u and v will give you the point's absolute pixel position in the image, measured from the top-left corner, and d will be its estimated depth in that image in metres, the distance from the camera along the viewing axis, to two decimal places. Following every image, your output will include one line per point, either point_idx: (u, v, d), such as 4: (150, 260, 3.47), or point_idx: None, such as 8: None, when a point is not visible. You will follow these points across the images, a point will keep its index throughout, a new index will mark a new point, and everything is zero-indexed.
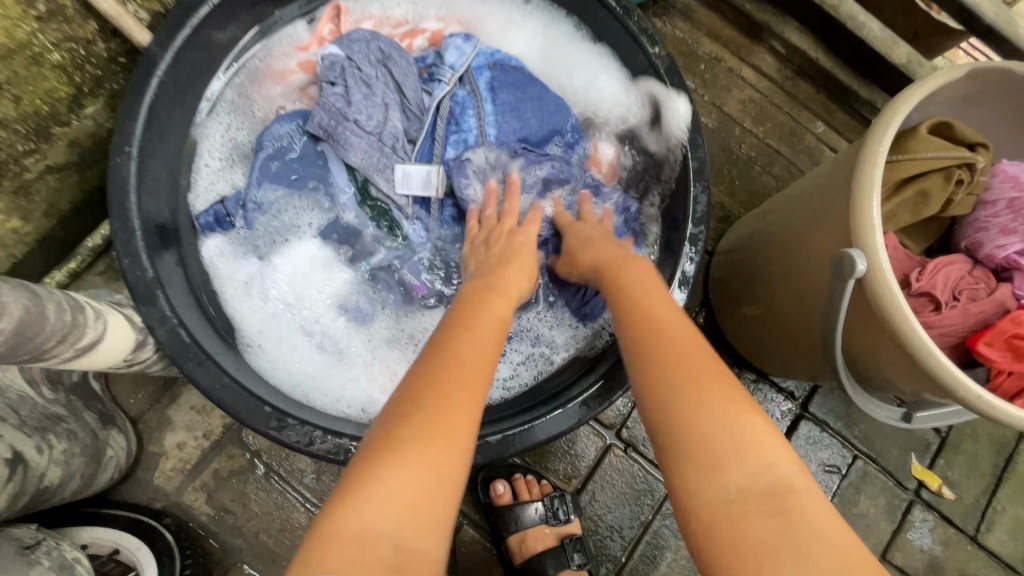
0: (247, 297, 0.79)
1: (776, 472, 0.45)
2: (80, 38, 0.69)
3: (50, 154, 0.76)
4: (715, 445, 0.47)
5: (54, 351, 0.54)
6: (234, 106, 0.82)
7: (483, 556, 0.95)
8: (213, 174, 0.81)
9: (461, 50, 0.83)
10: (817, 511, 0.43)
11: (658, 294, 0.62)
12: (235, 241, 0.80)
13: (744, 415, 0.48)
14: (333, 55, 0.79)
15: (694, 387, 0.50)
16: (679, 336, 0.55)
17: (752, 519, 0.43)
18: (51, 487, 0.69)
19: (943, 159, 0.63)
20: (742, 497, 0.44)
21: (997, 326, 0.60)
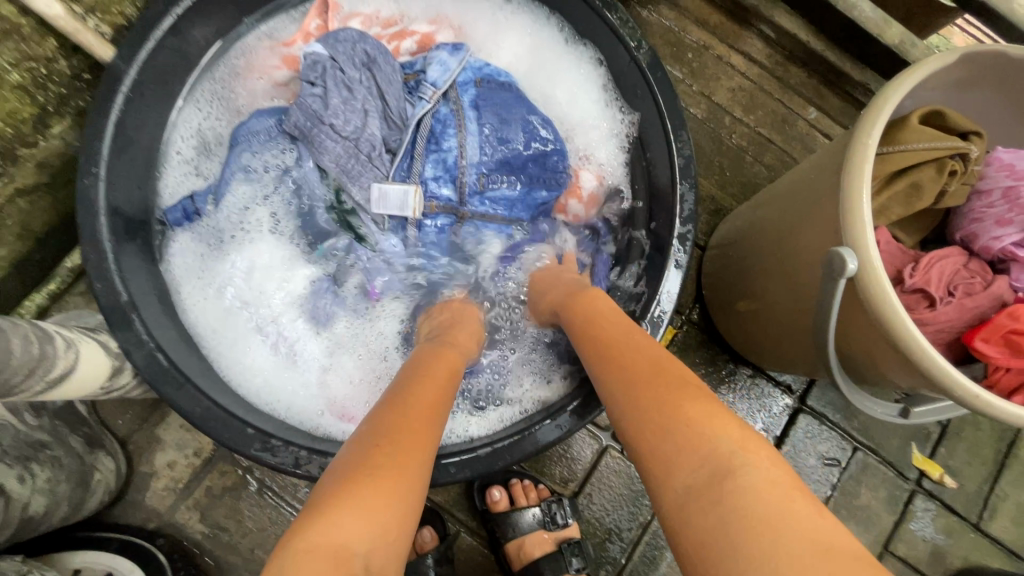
0: (207, 292, 0.76)
1: (715, 455, 0.45)
2: (41, 56, 0.67)
3: (19, 176, 0.75)
4: (658, 443, 0.48)
5: (24, 385, 0.52)
6: (212, 96, 0.79)
7: (482, 563, 0.94)
8: (184, 164, 0.78)
9: (444, 64, 0.79)
10: (751, 485, 0.42)
11: (607, 310, 0.63)
12: (199, 239, 0.78)
13: (689, 408, 0.48)
14: (316, 54, 0.75)
15: (640, 387, 0.52)
16: (627, 347, 0.57)
17: (699, 514, 0.43)
18: (37, 516, 0.68)
19: (936, 150, 0.61)
20: (690, 489, 0.44)
21: (994, 321, 0.58)
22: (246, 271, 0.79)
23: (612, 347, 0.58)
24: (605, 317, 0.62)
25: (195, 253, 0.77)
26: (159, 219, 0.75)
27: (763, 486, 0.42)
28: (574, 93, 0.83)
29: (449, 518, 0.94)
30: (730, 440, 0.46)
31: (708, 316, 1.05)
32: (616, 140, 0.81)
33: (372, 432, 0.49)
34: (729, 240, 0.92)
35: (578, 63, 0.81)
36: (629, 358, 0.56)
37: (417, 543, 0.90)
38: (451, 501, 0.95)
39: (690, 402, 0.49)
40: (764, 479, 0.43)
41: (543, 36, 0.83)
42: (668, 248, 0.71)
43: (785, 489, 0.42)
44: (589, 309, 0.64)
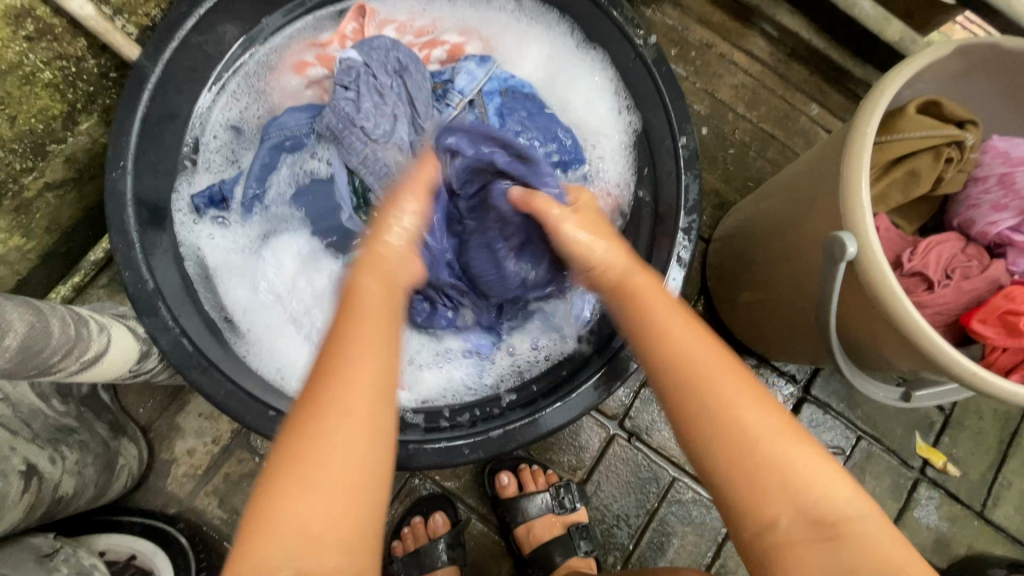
0: (239, 275, 0.80)
1: (832, 504, 0.47)
2: (71, 55, 0.70)
3: (48, 171, 0.78)
4: (767, 484, 0.48)
5: (61, 365, 0.55)
6: (246, 90, 0.83)
7: (492, 548, 0.96)
8: (220, 151, 0.83)
9: (472, 74, 0.83)
10: (869, 535, 0.46)
11: (665, 309, 0.57)
12: (234, 232, 0.81)
13: (793, 446, 0.49)
14: (351, 60, 0.78)
15: (739, 423, 0.49)
16: (711, 370, 0.52)
17: (798, 550, 0.47)
18: (66, 497, 0.70)
19: (931, 139, 0.63)
20: (791, 528, 0.47)
21: (991, 302, 0.60)
22: (275, 264, 0.81)
23: (693, 357, 0.53)
24: (658, 312, 0.56)
25: (232, 241, 0.81)
26: (188, 204, 0.79)
27: (871, 532, 0.47)
28: (590, 100, 0.85)
29: (461, 504, 0.96)
30: (841, 488, 0.48)
31: (713, 308, 1.07)
32: (628, 149, 0.83)
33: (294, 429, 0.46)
34: (731, 233, 0.95)
35: (592, 70, 0.84)
36: (715, 390, 0.51)
37: (429, 528, 0.91)
38: (462, 487, 0.97)
39: (793, 442, 0.49)
40: (867, 523, 0.47)
41: (563, 42, 0.85)
42: (673, 238, 0.73)
43: (889, 534, 0.47)
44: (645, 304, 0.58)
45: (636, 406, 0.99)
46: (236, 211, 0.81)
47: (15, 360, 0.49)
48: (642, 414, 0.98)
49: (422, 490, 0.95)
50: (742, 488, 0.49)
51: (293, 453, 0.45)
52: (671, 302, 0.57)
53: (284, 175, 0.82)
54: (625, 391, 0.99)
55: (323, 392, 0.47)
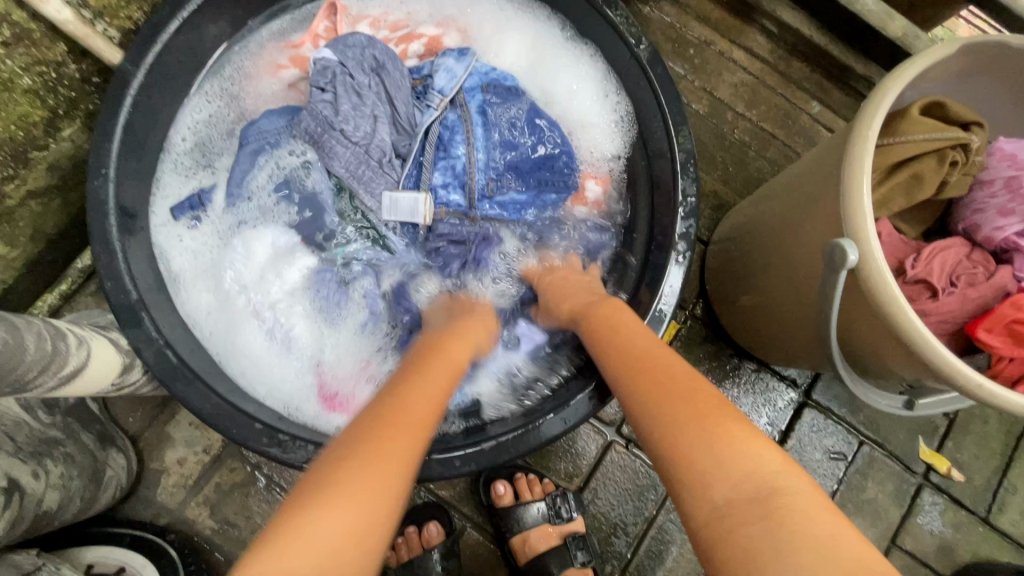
0: (208, 269, 0.79)
1: (765, 478, 0.44)
2: (50, 60, 0.68)
3: (31, 179, 0.76)
4: (699, 459, 0.46)
5: (38, 380, 0.53)
6: (221, 91, 0.82)
7: (487, 558, 0.94)
8: (185, 154, 0.80)
9: (451, 72, 0.81)
10: (802, 512, 0.41)
11: (633, 323, 0.63)
12: (210, 226, 0.81)
13: (728, 421, 0.48)
14: (326, 60, 0.77)
15: (673, 403, 0.51)
16: (670, 365, 0.56)
17: (742, 531, 0.42)
18: (51, 511, 0.69)
19: (936, 140, 0.61)
20: (731, 504, 0.44)
21: (996, 311, 0.58)
22: (246, 254, 0.81)
23: (641, 358, 0.57)
24: (630, 325, 0.63)
25: (206, 244, 0.80)
26: (164, 209, 0.77)
27: (808, 511, 0.42)
28: (575, 89, 0.84)
29: (455, 513, 0.94)
30: (773, 461, 0.45)
31: (712, 312, 1.05)
32: (621, 134, 0.82)
33: (364, 425, 0.49)
34: (734, 233, 0.91)
35: (577, 60, 0.82)
36: (664, 376, 0.54)
37: (423, 537, 0.90)
38: (457, 496, 0.96)
39: (730, 421, 0.48)
40: (807, 499, 0.42)
41: (546, 29, 0.83)
42: (672, 245, 0.71)
43: (829, 513, 0.41)
44: (606, 322, 0.64)
45: None
46: (214, 213, 0.81)
47: None
48: None
49: (416, 499, 0.94)
50: (682, 468, 0.47)
51: (377, 437, 0.47)
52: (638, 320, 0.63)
53: (263, 173, 0.81)
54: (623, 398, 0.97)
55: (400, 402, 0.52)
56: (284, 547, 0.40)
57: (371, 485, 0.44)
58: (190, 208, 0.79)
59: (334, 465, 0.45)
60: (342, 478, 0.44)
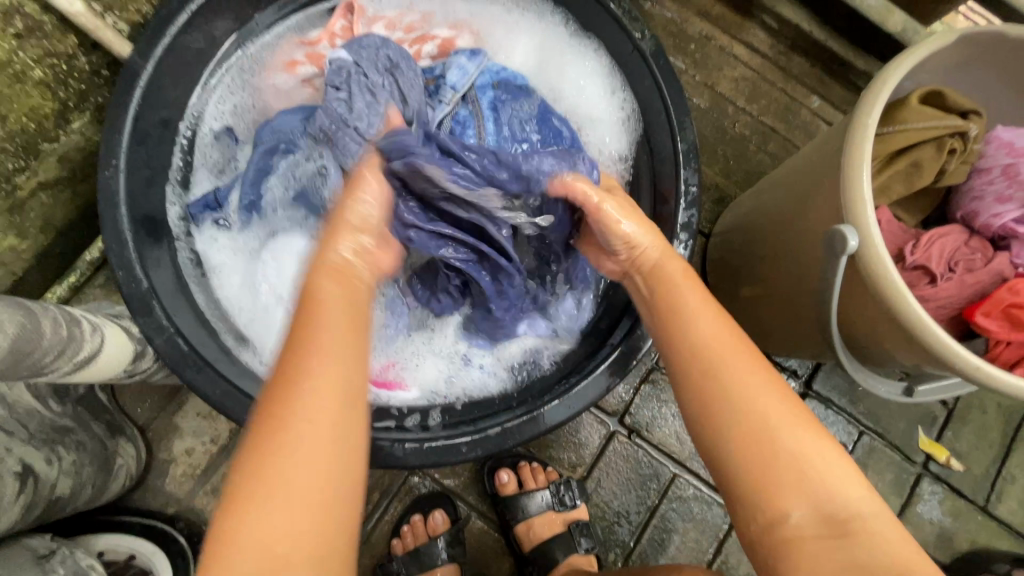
0: (242, 274, 0.80)
1: (846, 499, 0.48)
2: (62, 53, 0.69)
3: (41, 171, 0.77)
4: (783, 478, 0.49)
5: (54, 365, 0.55)
6: (240, 86, 0.83)
7: (492, 546, 0.95)
8: (209, 146, 0.82)
9: (464, 68, 0.82)
10: (880, 533, 0.47)
11: (704, 307, 0.58)
12: (237, 237, 0.81)
13: (807, 441, 0.50)
14: (341, 60, 0.77)
15: (756, 420, 0.50)
16: (750, 369, 0.53)
17: (815, 547, 0.47)
18: (63, 497, 0.70)
19: (935, 128, 0.62)
20: (804, 523, 0.48)
21: (994, 296, 0.59)
22: (277, 268, 0.79)
23: (714, 357, 0.54)
24: (698, 312, 0.58)
25: (228, 247, 0.80)
26: (182, 212, 0.79)
27: (882, 529, 0.47)
28: (582, 87, 0.84)
29: (460, 502, 0.95)
30: (854, 484, 0.49)
31: None
32: (627, 134, 0.82)
33: (268, 402, 0.47)
34: (736, 225, 0.92)
35: (584, 58, 0.83)
36: (744, 386, 0.52)
37: (429, 526, 0.91)
38: (461, 485, 0.97)
39: (811, 441, 0.50)
40: (882, 521, 0.48)
41: (551, 28, 0.85)
42: (673, 234, 0.72)
43: (897, 534, 0.47)
44: (675, 308, 0.59)
45: (637, 402, 0.98)
46: (230, 216, 0.81)
47: (6, 361, 0.49)
48: (642, 410, 0.98)
49: (421, 488, 0.94)
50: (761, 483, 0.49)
51: (278, 414, 0.46)
52: (711, 302, 0.58)
53: (279, 178, 0.79)
54: (625, 388, 0.98)
55: (295, 367, 0.48)
56: (241, 529, 0.42)
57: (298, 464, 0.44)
58: (213, 216, 0.79)
59: (260, 457, 0.44)
60: (267, 464, 0.44)
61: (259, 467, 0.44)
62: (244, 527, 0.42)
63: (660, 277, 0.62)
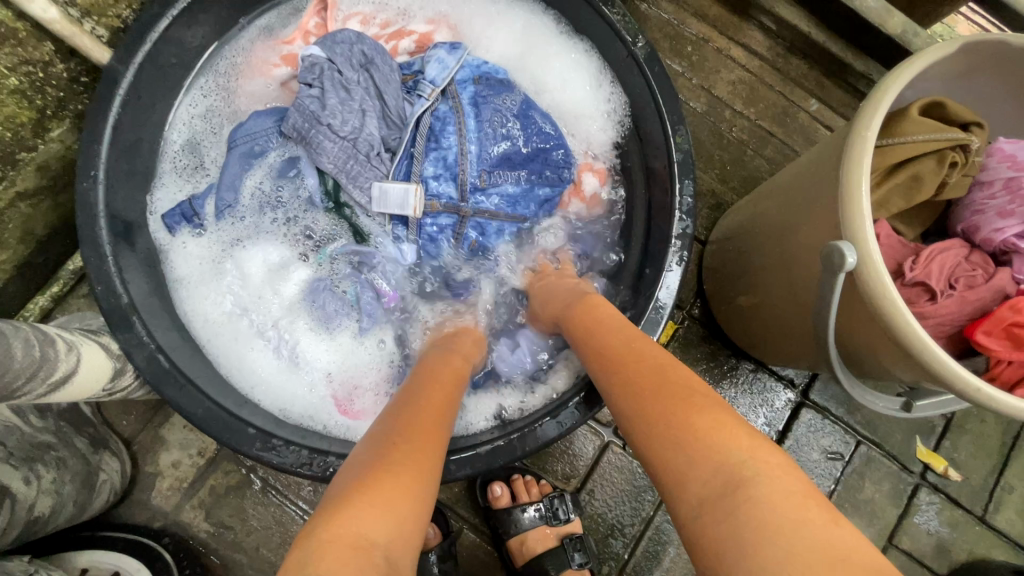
0: (209, 285, 0.77)
1: (733, 467, 0.43)
2: (37, 60, 0.67)
3: (19, 180, 0.75)
4: (673, 455, 0.46)
5: (26, 387, 0.53)
6: (215, 87, 0.80)
7: (484, 559, 0.94)
8: (180, 152, 0.79)
9: (443, 63, 0.79)
10: (767, 498, 0.40)
11: (608, 315, 0.63)
12: (210, 241, 0.78)
13: (693, 410, 0.47)
14: (314, 56, 0.75)
15: (644, 395, 0.50)
16: (635, 360, 0.55)
17: (714, 521, 0.41)
18: (43, 516, 0.69)
19: (936, 141, 0.60)
20: (705, 496, 0.43)
21: (996, 313, 0.57)
22: (242, 277, 0.79)
23: (617, 351, 0.57)
24: (607, 325, 0.62)
25: (197, 258, 0.77)
26: (155, 223, 0.75)
27: (775, 491, 0.41)
28: (567, 80, 0.83)
29: (452, 515, 0.94)
30: (742, 447, 0.44)
31: (709, 312, 1.04)
32: (615, 124, 0.81)
33: (389, 428, 0.50)
34: (731, 234, 0.91)
35: (567, 48, 0.81)
36: (631, 377, 0.53)
37: (420, 540, 0.90)
38: (454, 498, 0.95)
39: (695, 409, 0.47)
40: (777, 483, 0.41)
41: (536, 20, 0.83)
42: (667, 246, 0.70)
43: (800, 495, 0.40)
44: (588, 321, 0.64)
45: None
46: (208, 224, 0.77)
47: None
48: None
49: None
50: (657, 459, 0.46)
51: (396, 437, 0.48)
52: (610, 310, 0.65)
53: (258, 180, 0.79)
54: None
55: (412, 407, 0.53)
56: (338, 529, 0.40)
57: (403, 475, 0.45)
58: (190, 226, 0.76)
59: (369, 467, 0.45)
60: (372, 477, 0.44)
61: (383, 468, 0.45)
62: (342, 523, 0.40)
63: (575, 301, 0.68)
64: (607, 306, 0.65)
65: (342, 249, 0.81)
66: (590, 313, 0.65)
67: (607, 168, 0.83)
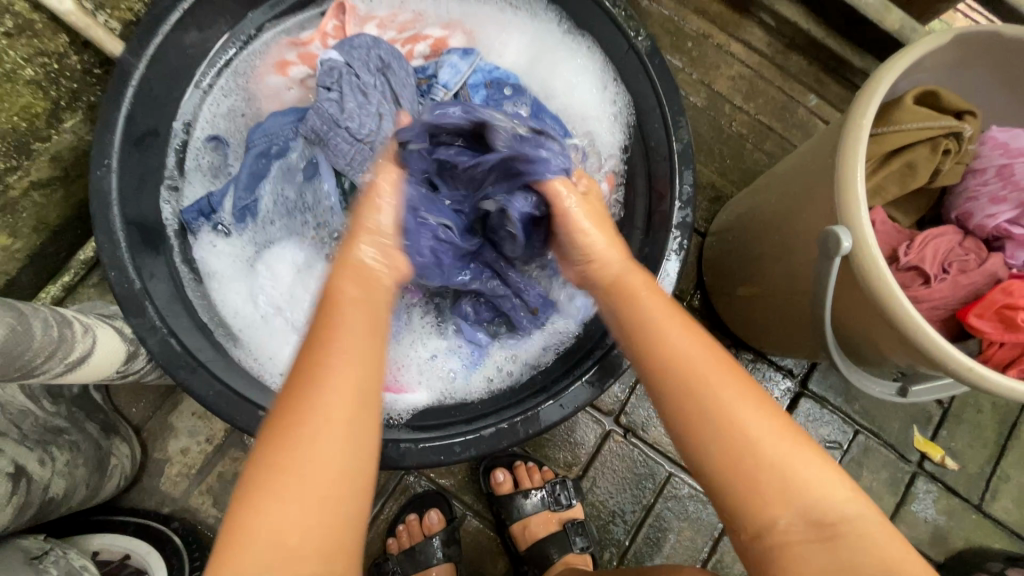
0: (238, 281, 0.80)
1: (833, 504, 0.46)
2: (52, 51, 0.69)
3: (33, 170, 0.77)
4: (768, 488, 0.46)
5: (44, 366, 0.54)
6: (235, 88, 0.83)
7: (487, 545, 0.96)
8: (198, 150, 0.81)
9: (455, 67, 0.82)
10: (868, 537, 0.45)
11: (661, 304, 0.58)
12: (239, 241, 0.81)
13: (792, 443, 0.48)
14: (332, 61, 0.77)
15: (739, 421, 0.48)
16: (719, 373, 0.50)
17: (804, 553, 0.45)
18: (57, 498, 0.70)
19: (928, 129, 0.62)
20: (791, 528, 0.46)
21: (988, 297, 0.59)
22: (271, 276, 0.80)
23: (687, 355, 0.52)
24: (660, 316, 0.57)
25: (224, 255, 0.80)
26: (179, 222, 0.78)
27: (868, 530, 0.45)
28: (574, 85, 0.84)
29: (456, 502, 0.95)
30: (840, 487, 0.47)
31: (709, 303, 1.06)
32: (620, 129, 0.82)
33: (287, 394, 0.49)
34: (729, 224, 0.92)
35: (577, 54, 0.83)
36: (718, 397, 0.49)
37: (424, 525, 0.91)
38: (458, 485, 0.97)
39: (794, 442, 0.48)
40: (865, 523, 0.46)
41: (543, 24, 0.84)
42: (667, 234, 0.72)
43: (887, 534, 0.45)
44: (640, 305, 0.58)
45: (632, 401, 0.98)
46: (230, 221, 0.80)
47: None
48: (638, 410, 0.98)
49: (416, 488, 0.94)
50: (741, 490, 0.47)
51: (285, 424, 0.47)
52: (658, 294, 0.60)
53: (276, 178, 0.79)
54: (621, 387, 0.98)
55: (308, 371, 0.49)
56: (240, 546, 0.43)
57: (308, 470, 0.45)
58: (208, 222, 0.79)
59: (267, 462, 0.45)
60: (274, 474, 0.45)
61: (284, 432, 0.46)
62: (252, 523, 0.43)
63: (612, 278, 0.64)
64: (653, 287, 0.61)
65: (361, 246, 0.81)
66: (636, 297, 0.59)
67: (615, 175, 0.83)
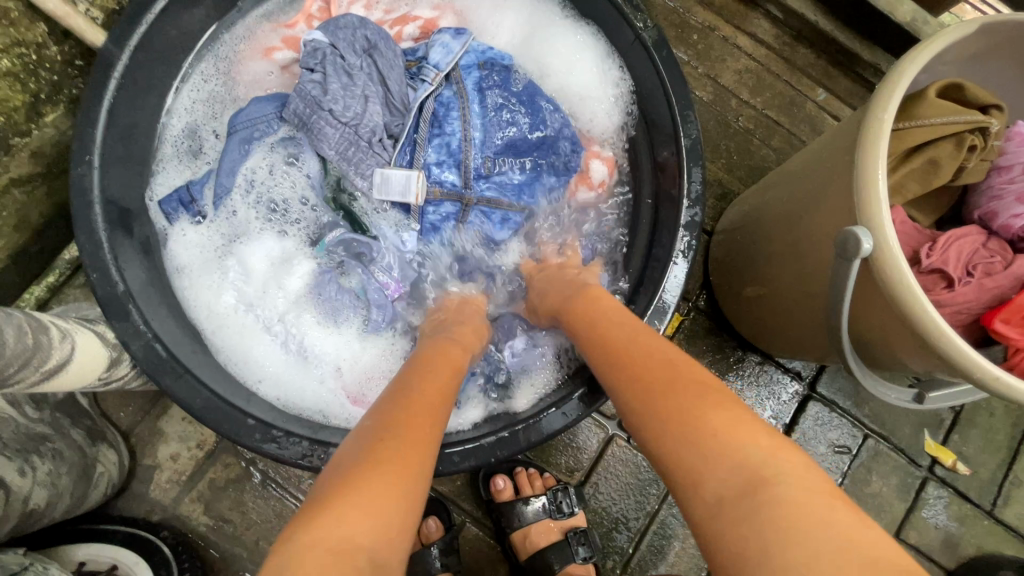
0: (210, 277, 0.76)
1: (755, 468, 0.42)
2: (30, 41, 0.66)
3: (13, 166, 0.73)
4: (687, 455, 0.45)
5: (18, 376, 0.51)
6: (215, 72, 0.79)
7: (487, 553, 0.93)
8: (178, 136, 0.77)
9: (447, 47, 0.77)
10: (793, 496, 0.39)
11: (616, 313, 0.62)
12: (209, 230, 0.77)
13: (719, 410, 0.46)
14: (317, 41, 0.74)
15: (667, 396, 0.49)
16: (653, 359, 0.54)
17: (734, 526, 0.40)
18: (39, 509, 0.67)
19: (953, 124, 0.58)
20: (722, 500, 0.42)
21: (1015, 302, 0.56)
22: (245, 271, 0.78)
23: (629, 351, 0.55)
24: (617, 323, 0.60)
25: (197, 247, 0.76)
26: (155, 210, 0.74)
27: (798, 493, 0.40)
28: (574, 64, 0.80)
29: (454, 509, 0.93)
30: (770, 452, 0.43)
31: (715, 303, 1.03)
32: (621, 110, 0.80)
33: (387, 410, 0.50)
34: (737, 222, 0.89)
35: (574, 32, 0.79)
36: (647, 373, 0.52)
37: (422, 533, 0.89)
38: (456, 491, 0.94)
39: (721, 410, 0.46)
40: (802, 484, 0.40)
41: (542, 8, 0.81)
42: (675, 234, 0.69)
43: (826, 498, 0.39)
44: (591, 315, 0.63)
45: None
46: (207, 211, 0.76)
47: None
48: None
49: None
50: (671, 462, 0.46)
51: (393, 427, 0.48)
52: (619, 305, 0.64)
53: (257, 166, 0.77)
54: None
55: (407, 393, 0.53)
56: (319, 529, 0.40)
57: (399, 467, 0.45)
58: (187, 211, 0.75)
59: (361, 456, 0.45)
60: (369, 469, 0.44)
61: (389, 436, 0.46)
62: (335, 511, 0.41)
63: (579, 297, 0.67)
64: (616, 300, 0.64)
65: (340, 238, 0.78)
66: (591, 305, 0.64)
67: (616, 159, 0.82)
